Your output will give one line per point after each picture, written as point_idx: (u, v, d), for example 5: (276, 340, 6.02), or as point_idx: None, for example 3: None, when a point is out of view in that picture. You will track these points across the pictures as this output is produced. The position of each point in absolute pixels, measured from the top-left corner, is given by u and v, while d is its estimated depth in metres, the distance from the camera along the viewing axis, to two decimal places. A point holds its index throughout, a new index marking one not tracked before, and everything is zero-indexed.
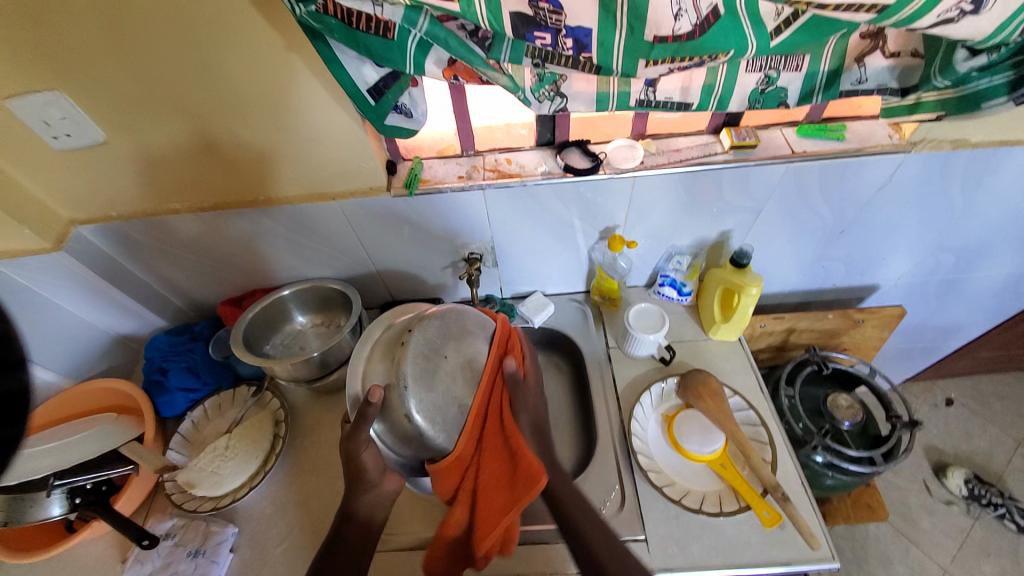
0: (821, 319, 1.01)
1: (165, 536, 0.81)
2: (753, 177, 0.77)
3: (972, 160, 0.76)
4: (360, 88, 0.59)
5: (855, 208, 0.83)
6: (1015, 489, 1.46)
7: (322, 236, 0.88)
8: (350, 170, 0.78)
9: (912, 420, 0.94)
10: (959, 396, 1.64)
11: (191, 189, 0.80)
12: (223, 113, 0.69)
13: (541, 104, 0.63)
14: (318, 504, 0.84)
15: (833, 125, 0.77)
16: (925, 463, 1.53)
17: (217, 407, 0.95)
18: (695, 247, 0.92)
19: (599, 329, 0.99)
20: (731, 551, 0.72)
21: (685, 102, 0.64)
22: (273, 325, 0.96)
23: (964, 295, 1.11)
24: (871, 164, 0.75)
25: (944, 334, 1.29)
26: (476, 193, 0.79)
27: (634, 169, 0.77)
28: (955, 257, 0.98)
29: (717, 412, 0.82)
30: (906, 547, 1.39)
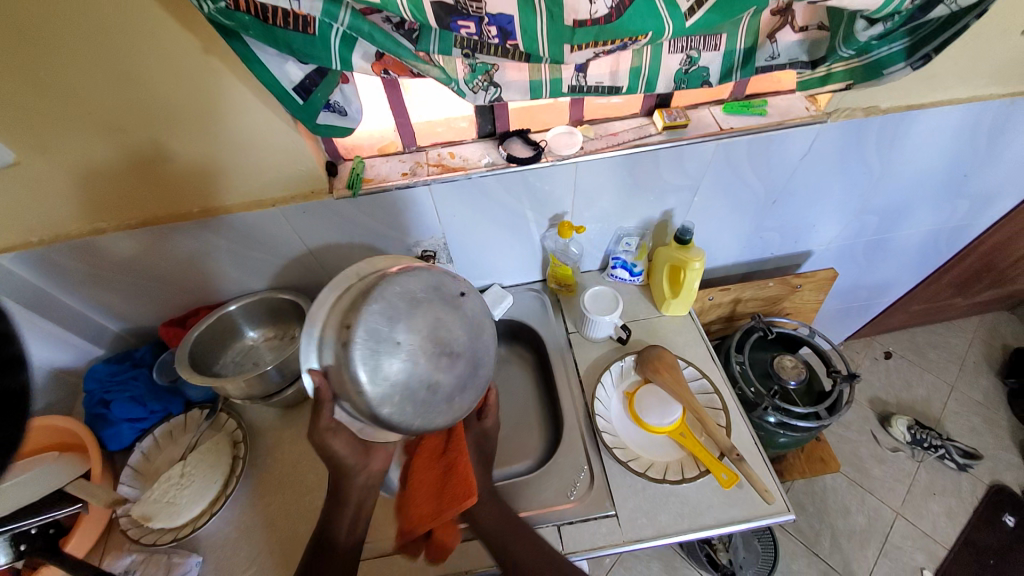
0: (764, 287, 1.07)
1: (124, 574, 0.76)
2: (687, 156, 0.80)
3: (884, 125, 0.83)
4: (285, 87, 0.57)
5: (784, 179, 0.89)
6: (951, 429, 1.60)
7: (267, 245, 0.85)
8: (289, 174, 0.76)
9: (851, 373, 1.01)
10: (897, 348, 1.78)
11: (117, 205, 0.75)
12: (145, 124, 0.65)
13: (476, 95, 0.63)
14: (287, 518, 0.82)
15: (756, 101, 0.82)
16: (872, 414, 1.65)
17: (169, 434, 0.90)
18: (642, 228, 0.95)
19: (558, 317, 1.01)
20: (695, 514, 0.76)
21: (615, 86, 0.66)
22: (222, 343, 0.92)
23: (891, 253, 1.21)
24: (792, 135, 0.80)
25: (878, 292, 1.39)
26: (421, 189, 0.78)
27: (575, 155, 0.78)
28: (878, 219, 1.06)
29: (674, 384, 0.85)
30: (861, 494, 1.49)
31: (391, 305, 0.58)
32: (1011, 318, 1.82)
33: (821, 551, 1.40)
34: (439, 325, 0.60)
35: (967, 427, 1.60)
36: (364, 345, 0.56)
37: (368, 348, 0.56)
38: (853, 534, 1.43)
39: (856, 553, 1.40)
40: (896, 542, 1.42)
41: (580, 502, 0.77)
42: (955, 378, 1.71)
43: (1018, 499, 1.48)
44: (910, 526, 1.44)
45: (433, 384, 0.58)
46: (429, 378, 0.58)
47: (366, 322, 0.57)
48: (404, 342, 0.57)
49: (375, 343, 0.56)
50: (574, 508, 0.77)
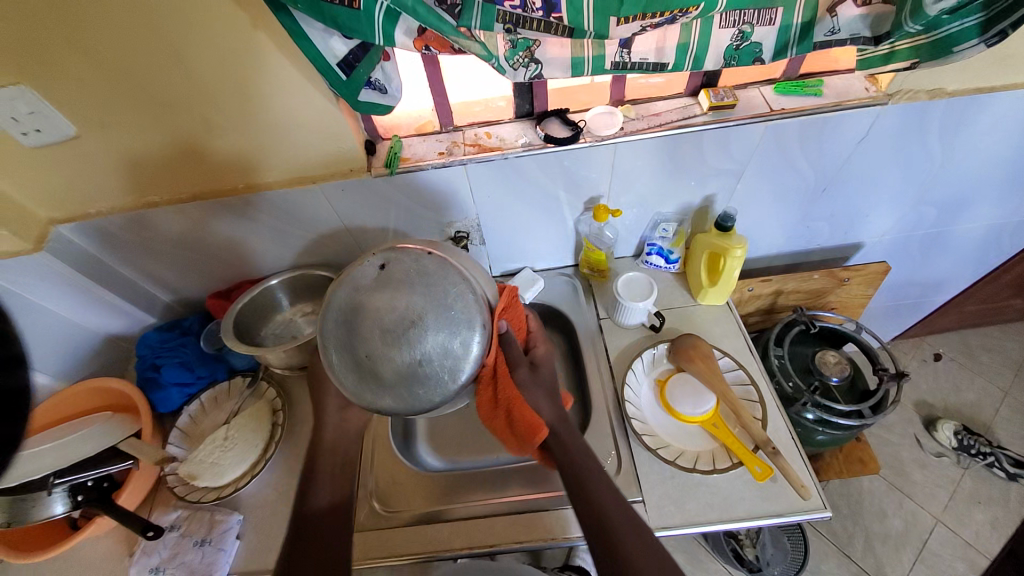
0: (807, 279, 1.02)
1: (170, 528, 0.81)
2: (733, 138, 0.77)
3: (949, 109, 0.77)
4: (329, 62, 0.58)
5: (837, 165, 0.84)
6: (1002, 437, 1.50)
7: (306, 222, 0.87)
8: (328, 151, 0.77)
9: (899, 371, 0.95)
10: (947, 350, 1.67)
11: (169, 179, 0.79)
12: (195, 99, 0.67)
13: (516, 72, 0.62)
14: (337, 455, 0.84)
15: (811, 81, 0.77)
16: (916, 417, 1.56)
17: (215, 400, 0.95)
18: (680, 214, 0.92)
19: (589, 302, 1.00)
20: (725, 506, 0.74)
21: (661, 63, 0.64)
22: (264, 316, 0.95)
23: (949, 248, 1.13)
24: (850, 118, 0.75)
25: (932, 289, 1.31)
26: (457, 168, 0.78)
27: (614, 136, 0.76)
28: (938, 210, 0.99)
29: (708, 374, 0.83)
30: (899, 499, 1.43)
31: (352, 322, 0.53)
32: None
33: (852, 554, 1.36)
34: (389, 309, 0.52)
35: (1021, 436, 1.50)
36: (360, 380, 0.54)
37: (374, 385, 0.53)
38: (888, 539, 1.37)
39: (890, 557, 1.35)
40: (935, 550, 1.35)
41: None
42: (1010, 384, 1.60)
43: None
44: (951, 535, 1.37)
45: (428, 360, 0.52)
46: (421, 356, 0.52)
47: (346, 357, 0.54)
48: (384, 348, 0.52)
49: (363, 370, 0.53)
50: None
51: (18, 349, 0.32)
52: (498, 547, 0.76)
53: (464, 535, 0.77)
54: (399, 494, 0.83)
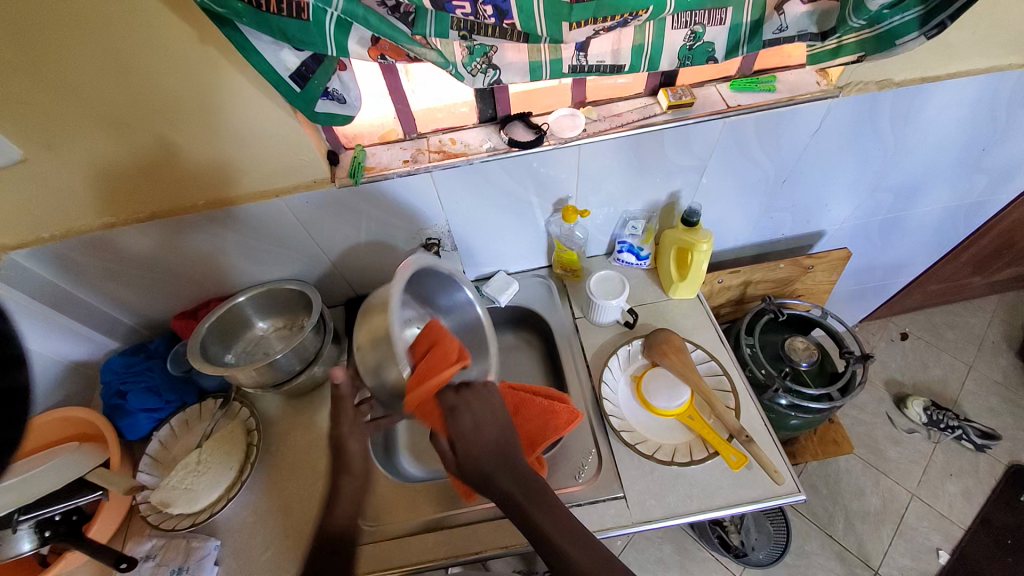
0: (775, 269, 1.05)
1: (145, 558, 0.79)
2: (693, 136, 0.78)
3: (897, 99, 0.80)
4: (281, 74, 0.57)
5: (794, 157, 0.86)
6: (969, 410, 1.57)
7: (272, 236, 0.86)
8: (291, 165, 0.76)
9: (864, 353, 0.99)
10: (913, 329, 1.74)
11: (125, 199, 0.76)
12: (147, 117, 0.65)
13: (474, 78, 0.62)
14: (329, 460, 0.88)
15: (764, 77, 0.79)
16: (887, 396, 1.62)
17: (186, 424, 0.93)
18: (648, 211, 0.94)
19: (565, 302, 1.00)
20: (704, 495, 0.76)
21: (617, 65, 0.65)
22: (233, 334, 0.93)
23: (906, 231, 1.18)
24: (803, 111, 0.78)
25: (894, 272, 1.36)
26: (423, 176, 0.78)
27: (577, 138, 0.77)
28: (893, 196, 1.03)
29: (681, 367, 0.85)
30: (875, 476, 1.48)
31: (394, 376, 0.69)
32: None
33: (835, 532, 1.40)
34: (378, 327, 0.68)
35: (985, 408, 1.57)
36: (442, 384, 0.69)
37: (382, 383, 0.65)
38: (867, 516, 1.42)
39: (869, 533, 1.39)
40: (911, 523, 1.41)
41: (589, 485, 0.78)
42: (974, 358, 1.67)
43: None
44: (925, 507, 1.43)
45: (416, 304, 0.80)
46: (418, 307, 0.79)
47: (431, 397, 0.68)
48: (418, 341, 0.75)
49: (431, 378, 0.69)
50: (583, 490, 0.77)
51: (18, 349, 0.34)
52: (483, 552, 0.75)
53: (449, 543, 0.77)
54: (383, 508, 0.81)
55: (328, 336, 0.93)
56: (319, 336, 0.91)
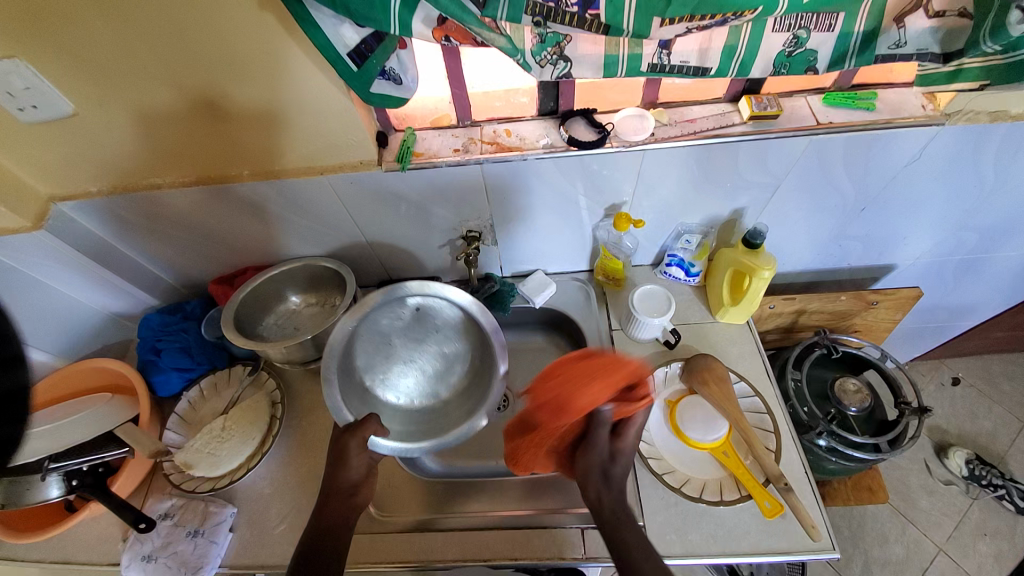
0: (834, 300, 0.97)
1: (163, 516, 0.80)
2: (771, 151, 0.71)
3: (1012, 133, 0.70)
4: (339, 51, 0.53)
5: (879, 185, 0.78)
6: (1015, 469, 1.46)
7: (312, 213, 0.84)
8: (338, 143, 0.72)
9: (922, 406, 0.91)
10: (966, 375, 1.62)
11: (171, 161, 0.75)
12: (199, 80, 0.63)
13: (542, 70, 0.57)
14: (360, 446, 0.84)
15: (863, 93, 0.70)
16: (928, 442, 1.52)
17: (214, 387, 0.93)
18: (706, 225, 0.87)
19: (602, 311, 0.95)
20: (730, 539, 0.71)
21: (702, 67, 0.58)
22: (266, 305, 0.92)
23: (984, 275, 1.07)
24: (902, 136, 0.69)
25: (960, 315, 1.25)
26: (473, 167, 0.73)
27: (643, 142, 0.71)
28: (979, 237, 0.93)
29: (721, 399, 0.80)
30: (903, 524, 1.40)
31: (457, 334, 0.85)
32: None
33: None
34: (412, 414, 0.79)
35: None
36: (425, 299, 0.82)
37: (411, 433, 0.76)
38: (888, 565, 1.35)
39: None
40: None
41: None
42: None
43: None
44: (952, 564, 1.34)
45: (370, 356, 0.82)
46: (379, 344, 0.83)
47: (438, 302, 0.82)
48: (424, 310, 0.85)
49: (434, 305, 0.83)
50: None
51: None
52: (493, 561, 0.74)
53: (459, 546, 0.75)
54: (398, 501, 0.80)
55: None
56: None
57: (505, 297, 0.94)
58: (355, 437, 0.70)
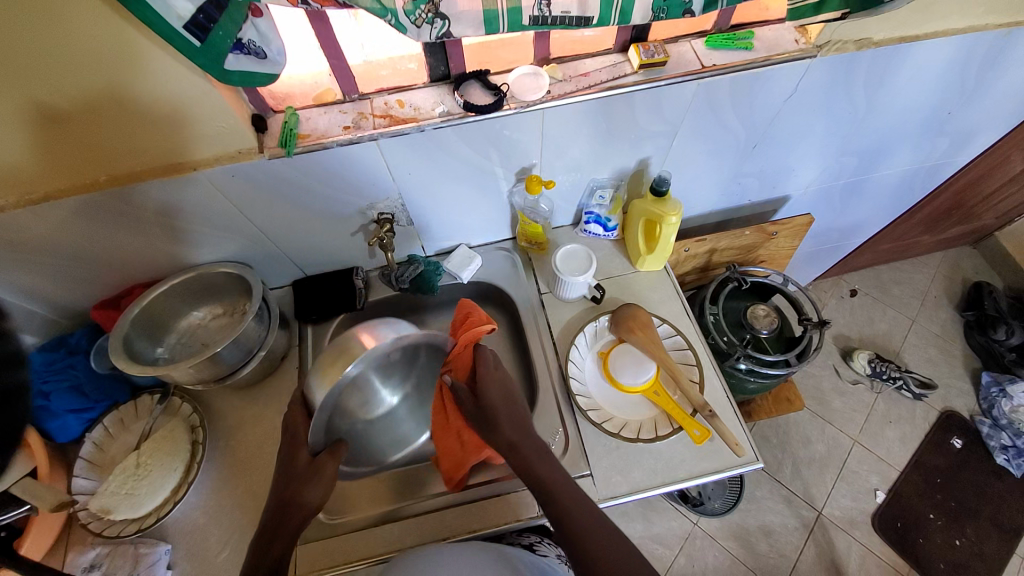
0: (740, 236, 1.04)
1: (89, 569, 0.72)
2: (664, 98, 0.72)
3: (875, 59, 0.76)
4: (174, 25, 0.46)
5: (765, 121, 0.82)
6: (911, 360, 1.69)
7: (199, 216, 0.75)
8: (208, 132, 0.64)
9: (821, 320, 1.00)
10: (862, 286, 1.83)
11: (1, 178, 0.63)
12: (8, 77, 0.52)
13: (419, 30, 0.53)
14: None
15: (741, 33, 0.73)
16: (836, 350, 1.71)
17: (121, 422, 0.84)
18: (616, 178, 0.89)
19: (530, 277, 0.96)
20: (668, 469, 0.77)
21: (584, 16, 0.57)
22: (163, 325, 0.83)
23: (866, 195, 1.18)
24: (777, 73, 0.73)
25: (850, 234, 1.39)
26: (368, 145, 0.68)
27: (540, 101, 0.69)
28: (857, 160, 1.02)
29: (647, 343, 0.83)
30: (822, 425, 1.59)
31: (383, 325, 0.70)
32: (971, 253, 1.89)
33: (783, 478, 1.50)
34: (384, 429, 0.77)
35: (922, 358, 1.70)
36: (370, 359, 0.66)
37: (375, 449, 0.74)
38: (813, 462, 1.53)
39: (815, 477, 1.51)
40: (853, 467, 1.53)
41: None
42: (916, 312, 1.78)
43: (965, 422, 1.60)
44: (866, 452, 1.55)
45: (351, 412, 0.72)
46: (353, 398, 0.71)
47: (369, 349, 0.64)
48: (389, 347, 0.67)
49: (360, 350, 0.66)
50: None
51: None
52: (451, 537, 0.74)
53: (416, 532, 0.74)
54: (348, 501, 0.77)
55: (273, 322, 0.85)
56: (262, 323, 0.83)
57: (431, 277, 0.91)
58: (335, 459, 0.67)
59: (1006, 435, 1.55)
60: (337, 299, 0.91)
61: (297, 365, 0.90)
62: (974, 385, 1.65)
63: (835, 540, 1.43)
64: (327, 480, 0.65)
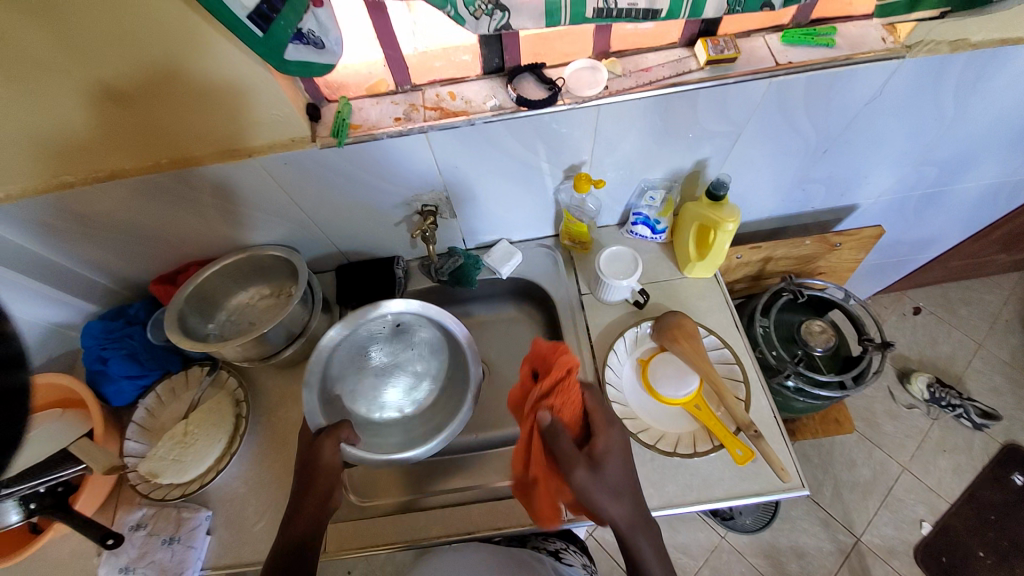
0: (799, 245, 0.97)
1: (136, 528, 0.77)
2: (730, 97, 0.67)
3: (973, 62, 0.68)
4: (236, 13, 0.46)
5: (840, 125, 0.76)
6: (972, 388, 1.56)
7: (252, 200, 0.77)
8: (263, 119, 0.65)
9: (885, 341, 0.92)
10: (927, 304, 1.69)
11: (77, 154, 0.66)
12: (86, 61, 0.55)
13: (478, 22, 0.51)
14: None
15: (823, 28, 0.67)
16: (891, 370, 1.60)
17: (172, 391, 0.88)
18: (669, 179, 0.84)
19: (570, 276, 0.93)
20: (704, 487, 0.73)
21: (653, 9, 0.53)
22: (215, 303, 0.87)
23: (944, 207, 1.08)
24: (861, 73, 0.66)
25: (921, 248, 1.28)
26: (417, 137, 0.68)
27: (596, 97, 0.66)
28: (939, 170, 0.93)
29: (692, 354, 0.79)
30: (869, 449, 1.49)
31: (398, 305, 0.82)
32: None
33: (821, 500, 1.43)
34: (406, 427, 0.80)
35: (990, 386, 1.56)
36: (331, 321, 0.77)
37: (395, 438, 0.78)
38: (855, 486, 1.45)
39: (856, 503, 1.43)
40: (899, 495, 1.43)
41: None
42: (986, 336, 1.63)
43: None
44: (915, 481, 1.45)
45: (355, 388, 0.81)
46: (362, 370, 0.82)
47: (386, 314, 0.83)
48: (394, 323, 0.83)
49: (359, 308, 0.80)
50: None
51: None
52: (476, 533, 0.74)
53: (442, 523, 0.75)
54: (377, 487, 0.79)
55: (317, 307, 0.86)
56: (306, 307, 0.85)
57: (471, 271, 0.91)
58: (332, 439, 0.69)
59: None
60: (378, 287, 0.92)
61: None
62: None
63: (873, 571, 1.35)
64: (330, 456, 0.68)
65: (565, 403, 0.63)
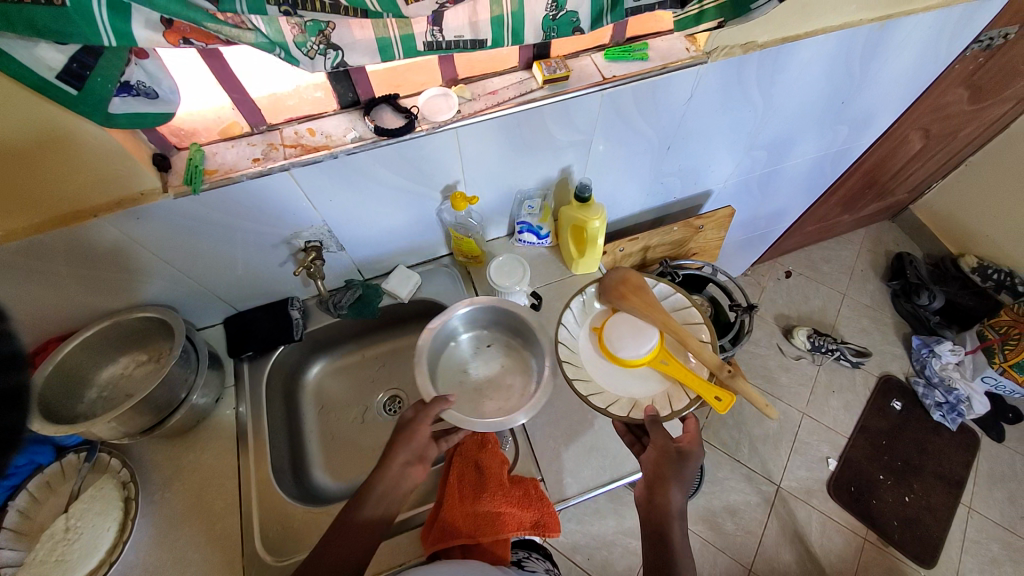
0: (669, 233, 1.09)
1: None
2: (573, 110, 0.75)
3: (762, 61, 0.82)
4: (44, 75, 0.46)
5: (674, 124, 0.87)
6: (845, 332, 1.81)
7: (109, 262, 0.72)
8: (102, 175, 0.62)
9: (749, 305, 1.07)
10: (796, 267, 1.94)
11: None
12: None
13: (314, 62, 0.53)
14: (274, 467, 0.83)
15: (636, 44, 0.77)
16: (778, 329, 1.81)
17: (48, 486, 0.77)
18: (543, 188, 0.92)
19: (470, 290, 0.97)
20: (616, 465, 0.79)
21: (478, 39, 0.59)
22: (81, 381, 0.79)
23: (784, 181, 1.26)
24: (676, 79, 0.77)
25: (775, 220, 1.48)
26: (280, 175, 0.68)
27: (451, 121, 0.71)
28: (767, 152, 1.09)
29: (645, 308, 0.79)
30: (772, 402, 1.67)
31: (503, 324, 0.87)
32: (891, 226, 2.04)
33: (741, 457, 1.57)
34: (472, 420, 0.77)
35: (857, 329, 1.82)
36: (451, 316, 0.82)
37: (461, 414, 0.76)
38: (767, 439, 1.60)
39: (770, 453, 1.58)
40: (804, 438, 1.61)
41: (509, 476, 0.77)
42: (847, 286, 1.91)
43: (903, 385, 1.72)
44: (815, 423, 1.64)
45: (450, 389, 0.82)
46: (457, 375, 0.85)
47: (488, 336, 0.88)
48: (488, 342, 0.88)
49: (473, 318, 0.85)
50: None
51: None
52: (405, 564, 0.73)
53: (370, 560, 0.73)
54: (291, 536, 0.76)
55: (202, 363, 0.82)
56: (190, 366, 0.80)
57: (369, 301, 0.91)
58: (426, 412, 0.68)
59: (939, 393, 1.66)
60: (273, 332, 0.90)
61: (236, 403, 0.87)
62: (907, 348, 1.78)
63: (795, 511, 1.50)
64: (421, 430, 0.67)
65: (471, 453, 0.75)
